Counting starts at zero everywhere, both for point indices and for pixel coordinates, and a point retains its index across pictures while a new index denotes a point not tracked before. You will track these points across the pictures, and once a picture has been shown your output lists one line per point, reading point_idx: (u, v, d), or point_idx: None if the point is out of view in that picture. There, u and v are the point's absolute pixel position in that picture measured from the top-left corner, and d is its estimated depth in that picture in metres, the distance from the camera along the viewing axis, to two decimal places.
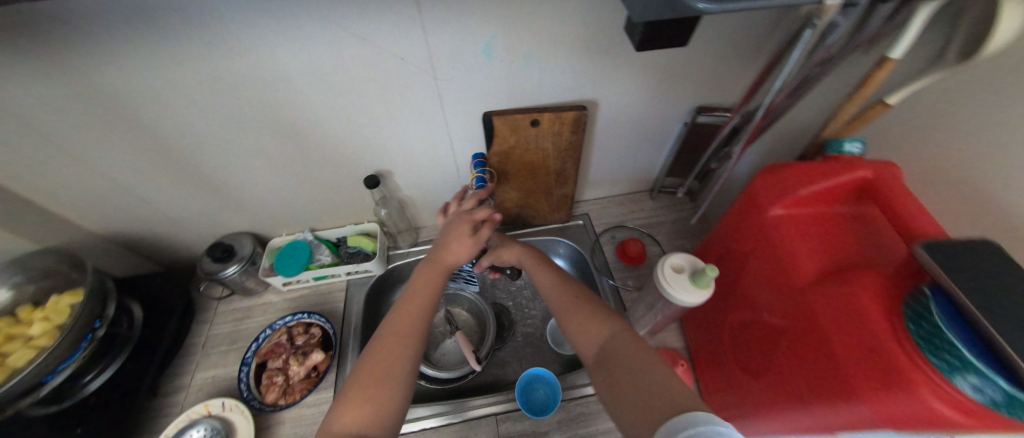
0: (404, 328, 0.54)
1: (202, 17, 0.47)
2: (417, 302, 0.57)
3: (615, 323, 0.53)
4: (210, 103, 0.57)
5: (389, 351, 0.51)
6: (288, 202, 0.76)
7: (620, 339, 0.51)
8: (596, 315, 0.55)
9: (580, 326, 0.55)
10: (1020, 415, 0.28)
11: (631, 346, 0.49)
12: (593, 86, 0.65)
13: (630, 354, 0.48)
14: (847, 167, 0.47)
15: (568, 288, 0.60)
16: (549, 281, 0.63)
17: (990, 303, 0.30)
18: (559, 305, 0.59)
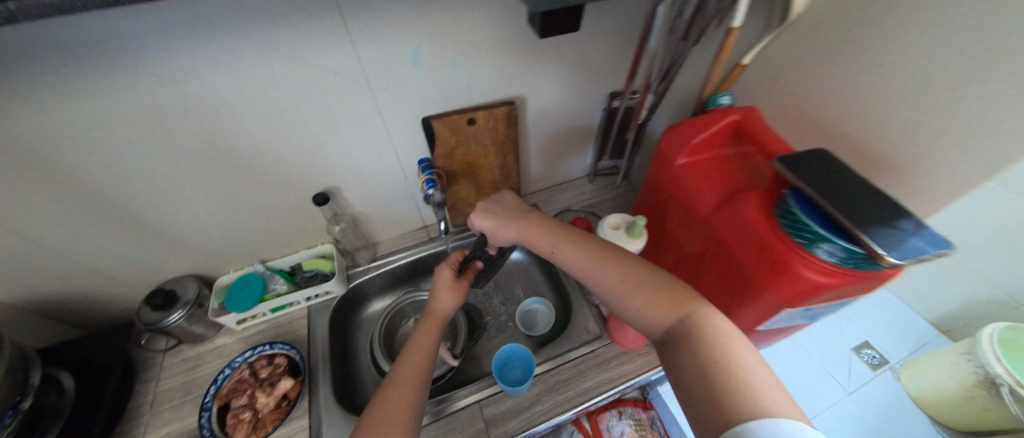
0: (408, 378, 0.49)
1: (104, 45, 0.41)
2: (419, 354, 0.53)
3: (691, 300, 0.43)
4: (130, 140, 0.50)
5: (396, 405, 0.45)
6: (231, 240, 0.68)
7: (694, 318, 0.41)
8: (661, 292, 0.44)
9: (639, 306, 0.45)
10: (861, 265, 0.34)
11: (716, 329, 0.40)
12: (518, 82, 0.66)
13: (716, 337, 0.39)
14: (721, 114, 0.50)
15: (625, 264, 0.48)
16: (590, 256, 0.51)
17: (849, 209, 0.35)
18: (609, 284, 0.48)
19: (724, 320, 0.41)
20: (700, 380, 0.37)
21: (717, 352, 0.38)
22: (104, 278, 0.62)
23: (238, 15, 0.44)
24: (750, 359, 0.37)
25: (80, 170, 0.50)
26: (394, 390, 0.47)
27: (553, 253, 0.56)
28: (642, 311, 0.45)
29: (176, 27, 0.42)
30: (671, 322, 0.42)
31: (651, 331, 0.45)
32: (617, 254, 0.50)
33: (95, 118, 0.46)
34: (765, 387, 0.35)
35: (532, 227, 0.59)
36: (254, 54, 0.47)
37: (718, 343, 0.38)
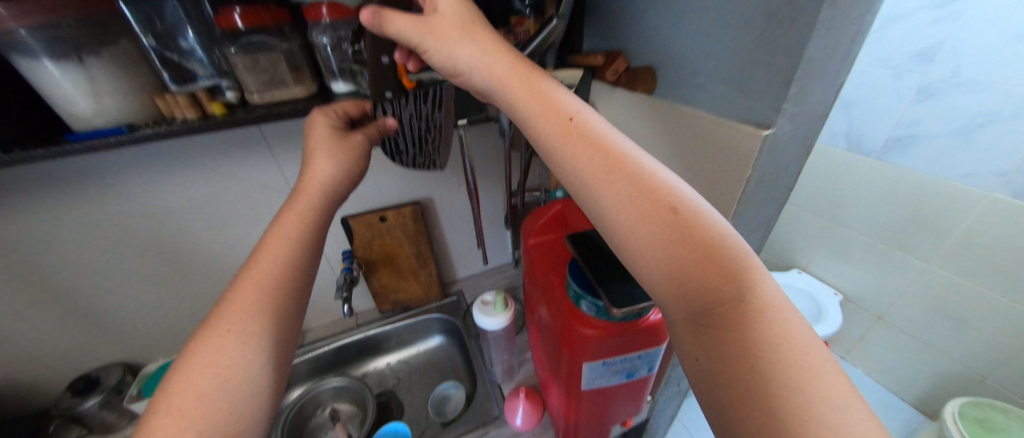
0: (252, 296, 0.37)
1: (83, 174, 0.58)
2: (273, 258, 0.40)
3: (754, 275, 0.31)
4: (91, 241, 0.63)
5: (219, 348, 0.34)
6: (166, 327, 0.77)
7: (751, 303, 0.30)
8: (716, 248, 0.31)
9: (674, 258, 0.32)
10: (607, 315, 0.43)
11: (785, 327, 0.28)
12: (423, 187, 0.83)
13: (773, 326, 0.28)
14: (550, 204, 0.63)
15: (673, 195, 0.34)
16: (619, 171, 0.35)
17: (602, 270, 0.44)
18: (640, 221, 0.33)
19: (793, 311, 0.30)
20: (748, 373, 0.27)
21: (780, 358, 0.27)
22: (35, 364, 0.69)
23: (189, 150, 0.61)
24: (818, 361, 0.27)
25: (42, 267, 0.62)
26: (217, 324, 0.36)
27: (561, 146, 0.37)
28: (671, 267, 0.32)
29: (139, 161, 0.60)
30: (718, 298, 0.30)
31: (685, 301, 0.31)
32: (658, 174, 0.35)
33: (63, 224, 0.60)
34: (839, 405, 0.25)
35: (544, 101, 0.38)
36: (198, 177, 0.64)
37: (775, 331, 0.28)
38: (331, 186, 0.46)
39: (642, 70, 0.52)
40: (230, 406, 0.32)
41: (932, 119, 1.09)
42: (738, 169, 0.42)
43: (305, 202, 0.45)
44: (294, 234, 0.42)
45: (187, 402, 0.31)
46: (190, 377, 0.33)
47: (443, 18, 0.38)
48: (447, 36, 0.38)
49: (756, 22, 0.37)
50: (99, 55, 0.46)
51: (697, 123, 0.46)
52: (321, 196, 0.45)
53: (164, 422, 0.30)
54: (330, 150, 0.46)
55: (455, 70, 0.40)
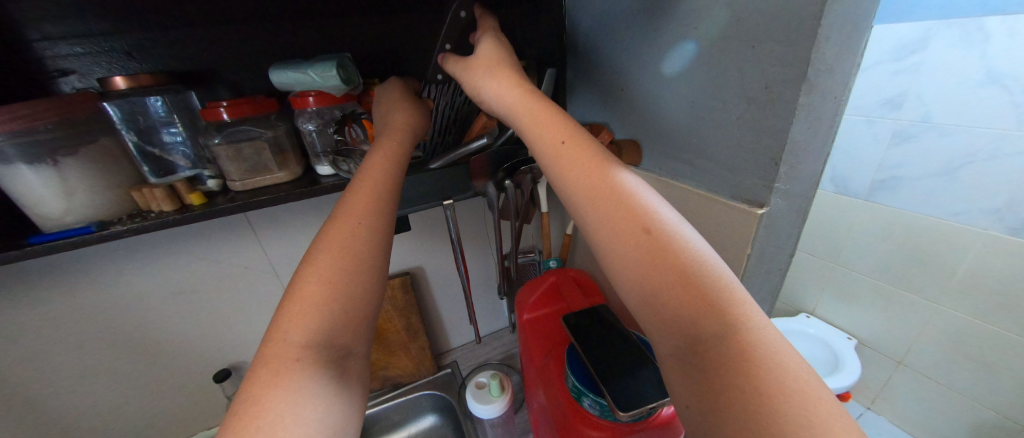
0: (366, 197, 0.36)
1: (51, 268, 0.55)
2: (377, 169, 0.39)
3: (743, 308, 0.26)
4: (52, 338, 0.58)
5: (350, 233, 0.33)
6: (127, 427, 0.69)
7: (736, 342, 0.25)
8: (696, 276, 0.28)
9: (651, 285, 0.29)
10: (613, 416, 0.39)
11: (777, 370, 0.24)
12: (413, 257, 0.80)
13: (762, 372, 0.24)
14: (543, 275, 0.60)
15: (653, 216, 0.31)
16: (601, 189, 0.33)
17: (602, 362, 0.40)
18: (618, 244, 0.31)
19: (789, 353, 0.25)
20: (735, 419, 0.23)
21: (770, 410, 0.22)
22: None
23: (168, 238, 0.59)
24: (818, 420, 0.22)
25: None
26: (343, 218, 0.34)
27: (545, 166, 0.37)
28: (648, 292, 0.29)
29: (115, 250, 0.57)
30: (700, 335, 0.26)
31: (667, 335, 0.28)
32: (640, 193, 0.33)
33: (25, 325, 0.56)
34: None
35: (531, 122, 0.38)
36: (175, 262, 0.61)
37: (764, 377, 0.23)
38: (414, 128, 0.46)
39: (625, 143, 0.53)
40: (363, 290, 0.31)
41: (911, 162, 1.11)
42: (739, 246, 0.40)
43: (399, 133, 0.44)
44: (396, 155, 0.42)
45: (327, 280, 0.30)
46: (334, 253, 0.32)
47: (479, 56, 0.44)
48: (478, 63, 0.43)
49: (734, 105, 0.38)
50: (76, 155, 0.45)
51: (688, 197, 0.45)
52: (406, 133, 0.45)
53: (312, 289, 0.30)
54: (409, 107, 0.48)
55: (478, 97, 0.44)
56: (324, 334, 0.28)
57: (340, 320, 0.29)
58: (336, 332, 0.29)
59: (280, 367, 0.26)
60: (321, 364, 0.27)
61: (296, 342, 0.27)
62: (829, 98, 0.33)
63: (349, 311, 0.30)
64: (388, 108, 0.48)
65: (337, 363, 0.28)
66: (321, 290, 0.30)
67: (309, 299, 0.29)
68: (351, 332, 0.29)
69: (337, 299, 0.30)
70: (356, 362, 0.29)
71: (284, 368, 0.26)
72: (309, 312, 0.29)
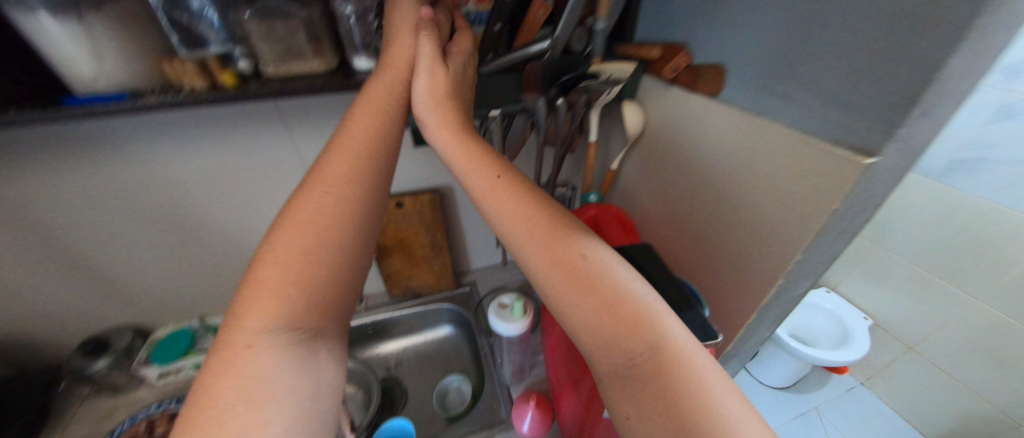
0: (331, 181, 0.36)
1: (93, 136, 0.54)
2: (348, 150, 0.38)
3: (662, 323, 0.29)
4: (100, 205, 0.60)
5: (312, 216, 0.34)
6: (176, 296, 0.75)
7: (663, 351, 0.28)
8: (623, 296, 0.30)
9: (586, 308, 0.31)
10: None
11: (698, 376, 0.26)
12: (442, 175, 0.77)
13: (684, 374, 0.26)
14: (582, 208, 0.57)
15: (581, 242, 0.33)
16: (529, 217, 0.36)
17: None
18: (554, 274, 0.33)
19: (704, 357, 0.27)
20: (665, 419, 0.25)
21: (699, 417, 0.24)
22: (47, 325, 0.68)
23: (201, 120, 0.57)
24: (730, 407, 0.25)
25: (52, 228, 0.60)
26: (305, 199, 0.35)
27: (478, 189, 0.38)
28: (584, 313, 0.31)
29: (152, 126, 0.56)
30: (633, 350, 0.28)
31: (604, 354, 0.29)
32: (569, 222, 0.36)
33: (71, 187, 0.57)
34: None
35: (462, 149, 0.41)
36: (212, 147, 0.60)
37: (688, 380, 0.26)
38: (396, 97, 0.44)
39: (705, 70, 0.46)
40: (325, 275, 0.32)
41: (1009, 142, 0.97)
42: (823, 200, 0.35)
43: (372, 105, 0.42)
44: (379, 132, 0.41)
45: (282, 264, 0.32)
46: (292, 238, 0.33)
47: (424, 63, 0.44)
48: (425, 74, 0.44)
49: (879, 23, 0.30)
50: (101, 10, 0.41)
51: (772, 137, 0.39)
52: (385, 103, 0.43)
53: (269, 270, 0.31)
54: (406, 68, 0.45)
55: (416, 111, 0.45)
56: (279, 320, 0.30)
57: (298, 303, 0.31)
58: (293, 316, 0.30)
59: (234, 352, 0.29)
60: (280, 345, 0.29)
61: (251, 329, 0.29)
62: (1012, 22, 0.26)
63: (313, 297, 0.32)
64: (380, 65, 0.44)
65: (302, 343, 0.30)
66: (275, 276, 0.31)
67: (269, 286, 0.31)
68: (311, 315, 0.31)
69: (294, 282, 0.31)
70: (330, 342, 0.32)
71: (238, 353, 0.29)
72: (264, 298, 0.30)
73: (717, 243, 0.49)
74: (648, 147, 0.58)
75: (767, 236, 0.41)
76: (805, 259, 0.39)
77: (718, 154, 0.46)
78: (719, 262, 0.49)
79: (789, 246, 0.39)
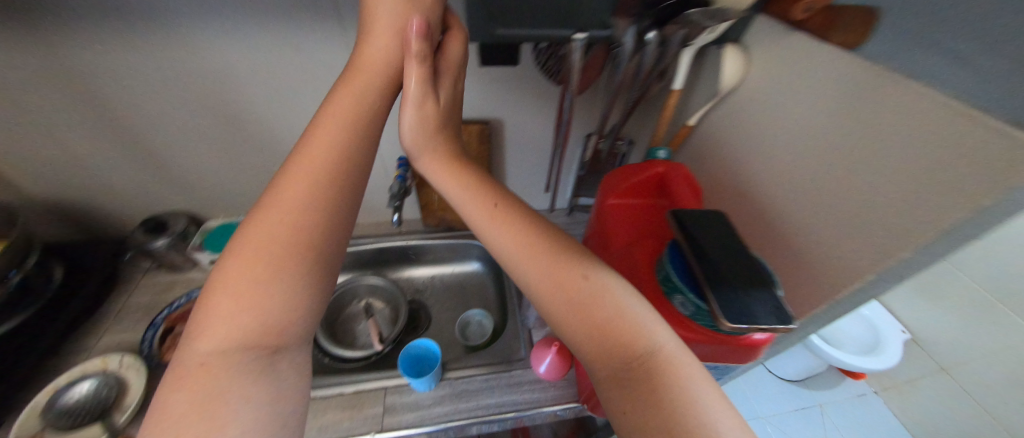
0: (293, 202, 0.35)
1: (154, 11, 0.52)
2: (308, 169, 0.37)
3: (649, 329, 0.32)
4: (161, 88, 0.61)
5: (263, 233, 0.33)
6: (226, 190, 0.78)
7: (655, 357, 0.30)
8: (614, 311, 0.32)
9: (583, 325, 0.33)
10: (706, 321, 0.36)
11: (685, 380, 0.29)
12: (496, 106, 0.72)
13: (676, 377, 0.29)
14: (649, 164, 0.53)
15: (575, 259, 0.36)
16: (512, 240, 0.38)
17: (709, 268, 0.36)
18: (555, 293, 0.34)
19: (687, 360, 0.31)
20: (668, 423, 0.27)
21: (692, 418, 0.27)
22: (114, 197, 0.73)
23: (260, 7, 0.54)
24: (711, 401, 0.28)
25: (117, 103, 0.61)
26: (260, 226, 0.34)
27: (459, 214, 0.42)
28: (583, 328, 0.33)
29: (211, 7, 0.53)
30: (631, 354, 0.31)
31: (604, 360, 0.31)
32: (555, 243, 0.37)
33: (136, 65, 0.57)
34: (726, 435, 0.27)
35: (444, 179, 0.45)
36: (269, 39, 0.58)
37: (679, 385, 0.29)
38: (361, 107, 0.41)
39: (849, 13, 0.38)
40: (286, 291, 0.32)
41: None
42: (962, 191, 0.29)
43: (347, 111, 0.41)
44: (345, 147, 0.39)
45: (240, 289, 0.31)
46: (246, 262, 0.32)
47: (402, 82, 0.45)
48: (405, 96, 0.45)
49: None
50: None
51: (918, 107, 0.32)
52: (351, 117, 0.41)
53: (222, 296, 0.31)
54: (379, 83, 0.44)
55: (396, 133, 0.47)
56: (238, 338, 0.30)
57: (256, 326, 0.30)
58: (257, 332, 0.30)
59: (199, 374, 0.28)
60: (242, 362, 0.29)
61: (205, 351, 0.29)
62: None
63: (278, 318, 0.31)
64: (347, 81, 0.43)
65: (265, 359, 0.30)
66: (236, 295, 0.31)
67: (227, 309, 0.30)
68: (274, 332, 0.31)
69: (252, 304, 0.31)
70: (292, 355, 0.31)
71: (197, 373, 0.28)
72: (223, 320, 0.30)
73: (800, 224, 0.44)
74: (741, 103, 0.51)
75: (870, 224, 0.36)
76: (912, 258, 0.34)
77: (833, 120, 0.39)
78: (797, 245, 0.44)
79: (898, 238, 0.34)
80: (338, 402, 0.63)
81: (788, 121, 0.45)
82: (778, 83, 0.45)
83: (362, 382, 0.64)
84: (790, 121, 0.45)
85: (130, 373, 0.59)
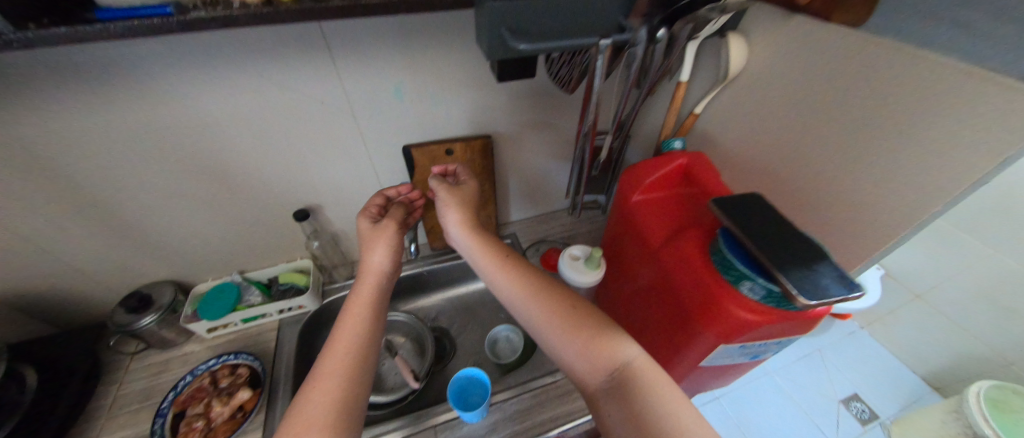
0: (342, 356, 0.43)
1: (113, 67, 0.46)
2: (353, 325, 0.46)
3: (624, 344, 0.45)
4: (129, 151, 0.54)
5: (328, 383, 0.40)
6: (213, 248, 0.71)
7: (630, 366, 0.43)
8: (599, 334, 0.46)
9: (580, 347, 0.46)
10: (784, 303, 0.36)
11: (651, 377, 0.42)
12: (493, 120, 0.71)
13: (645, 377, 0.42)
14: (671, 157, 0.54)
15: (568, 298, 0.51)
16: (524, 293, 0.52)
17: (773, 253, 0.37)
18: (558, 330, 0.48)
19: (652, 366, 0.43)
20: (645, 411, 0.39)
21: (659, 407, 0.39)
22: (81, 279, 0.64)
23: (238, 49, 0.49)
24: (673, 392, 0.41)
25: (77, 175, 0.54)
26: (324, 377, 0.41)
27: (493, 274, 0.56)
28: (581, 351, 0.46)
29: (182, 55, 0.48)
30: (612, 366, 0.44)
31: (591, 370, 0.45)
32: (549, 296, 0.51)
33: (99, 131, 0.51)
34: (679, 409, 0.39)
35: (485, 244, 0.59)
36: (251, 82, 0.53)
37: (650, 385, 0.41)
38: (386, 266, 0.55)
39: None
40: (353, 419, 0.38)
41: None
42: (987, 147, 0.32)
43: (360, 304, 0.49)
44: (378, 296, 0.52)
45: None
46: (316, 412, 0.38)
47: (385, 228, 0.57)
48: (394, 238, 0.57)
49: None
50: None
51: (934, 75, 0.35)
52: (377, 278, 0.53)
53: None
54: (383, 239, 0.56)
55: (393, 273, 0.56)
56: None
57: None
58: None
59: None
60: None
61: None
62: None
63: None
64: (367, 246, 0.56)
65: None
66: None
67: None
68: None
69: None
70: None
71: None
72: None
73: (825, 193, 0.47)
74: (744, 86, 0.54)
75: (900, 185, 0.39)
76: (944, 211, 0.37)
77: (846, 96, 0.42)
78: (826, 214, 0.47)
79: (929, 194, 0.37)
80: None
81: (795, 98, 0.47)
82: (783, 64, 0.48)
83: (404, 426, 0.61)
84: (798, 99, 0.47)
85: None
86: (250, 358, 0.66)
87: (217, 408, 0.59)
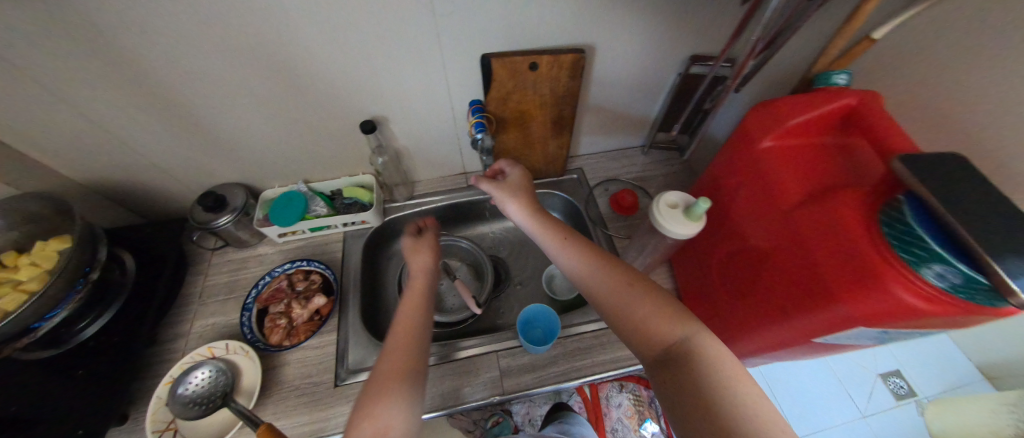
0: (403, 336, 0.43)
1: None
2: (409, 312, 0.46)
3: (692, 323, 0.40)
4: (189, 35, 0.48)
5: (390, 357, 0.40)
6: (279, 154, 0.68)
7: (689, 346, 0.38)
8: (665, 309, 0.41)
9: (637, 319, 0.42)
10: (974, 297, 0.30)
11: (717, 360, 0.37)
12: (591, 29, 0.58)
13: (703, 357, 0.37)
14: (834, 95, 0.43)
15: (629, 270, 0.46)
16: (586, 261, 0.48)
17: (987, 233, 0.29)
18: (613, 298, 0.44)
19: (721, 349, 0.38)
20: (699, 394, 0.36)
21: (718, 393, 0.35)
22: (157, 172, 0.64)
23: None
24: (740, 379, 0.36)
25: (142, 60, 0.49)
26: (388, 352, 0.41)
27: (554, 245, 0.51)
28: (642, 322, 0.42)
29: None
30: (667, 341, 0.40)
31: (644, 343, 0.41)
32: (602, 266, 0.46)
33: (157, 8, 0.44)
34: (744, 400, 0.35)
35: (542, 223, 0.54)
36: None
37: (710, 368, 0.37)
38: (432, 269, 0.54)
39: None
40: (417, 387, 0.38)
41: None
42: None
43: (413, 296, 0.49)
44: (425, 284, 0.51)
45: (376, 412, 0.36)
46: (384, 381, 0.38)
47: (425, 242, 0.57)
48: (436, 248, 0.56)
49: None
50: None
51: None
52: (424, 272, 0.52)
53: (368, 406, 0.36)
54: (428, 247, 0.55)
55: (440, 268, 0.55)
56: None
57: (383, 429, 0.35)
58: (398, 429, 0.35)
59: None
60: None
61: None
62: None
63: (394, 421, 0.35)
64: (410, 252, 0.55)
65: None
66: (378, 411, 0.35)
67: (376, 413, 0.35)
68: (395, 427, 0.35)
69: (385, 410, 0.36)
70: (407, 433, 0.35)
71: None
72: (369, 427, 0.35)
73: None
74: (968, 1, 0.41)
75: None
76: None
77: None
78: None
79: None
80: (452, 368, 0.61)
81: None
82: None
83: (466, 348, 0.63)
84: None
85: (238, 356, 0.57)
86: (322, 267, 0.67)
87: (297, 310, 0.62)
